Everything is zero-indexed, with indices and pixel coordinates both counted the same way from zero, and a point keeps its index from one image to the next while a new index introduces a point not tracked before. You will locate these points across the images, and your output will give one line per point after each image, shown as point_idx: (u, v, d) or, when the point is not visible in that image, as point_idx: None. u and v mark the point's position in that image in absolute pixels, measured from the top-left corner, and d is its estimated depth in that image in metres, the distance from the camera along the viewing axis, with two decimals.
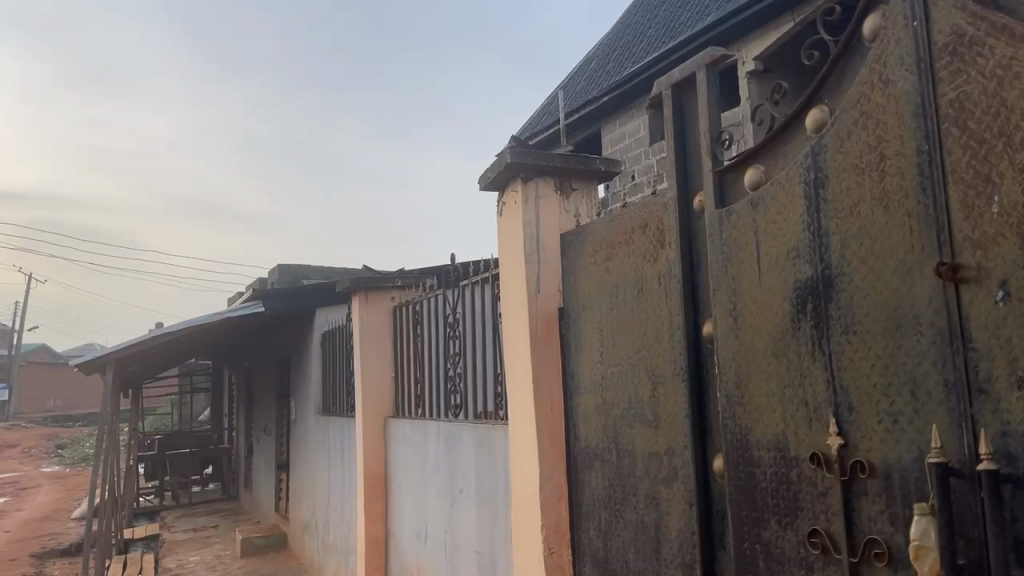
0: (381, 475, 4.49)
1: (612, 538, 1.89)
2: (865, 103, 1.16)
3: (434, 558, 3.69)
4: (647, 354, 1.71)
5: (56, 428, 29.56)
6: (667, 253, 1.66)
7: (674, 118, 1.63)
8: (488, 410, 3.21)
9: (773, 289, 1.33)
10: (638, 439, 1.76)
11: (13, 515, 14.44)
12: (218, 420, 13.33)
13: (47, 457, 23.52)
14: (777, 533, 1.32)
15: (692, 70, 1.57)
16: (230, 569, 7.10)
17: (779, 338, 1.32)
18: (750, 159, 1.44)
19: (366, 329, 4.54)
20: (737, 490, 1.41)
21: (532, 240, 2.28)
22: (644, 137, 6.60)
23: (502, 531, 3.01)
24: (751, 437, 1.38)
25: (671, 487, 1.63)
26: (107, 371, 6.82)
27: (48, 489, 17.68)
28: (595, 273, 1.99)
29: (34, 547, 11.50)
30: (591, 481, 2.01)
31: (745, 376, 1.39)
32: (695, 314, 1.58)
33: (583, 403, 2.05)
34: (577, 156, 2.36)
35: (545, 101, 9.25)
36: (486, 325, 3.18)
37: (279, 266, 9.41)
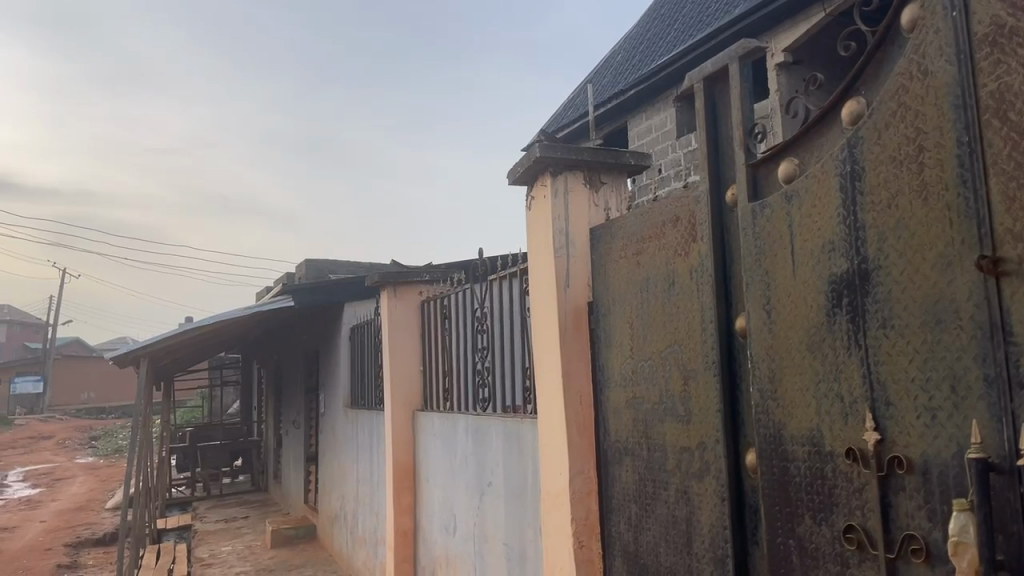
0: (410, 468, 4.54)
1: (642, 532, 1.89)
2: (903, 95, 1.15)
3: (462, 551, 3.71)
4: (678, 349, 1.71)
5: (90, 420, 30.13)
6: (699, 247, 1.65)
7: (705, 111, 1.62)
8: (517, 404, 3.23)
9: (807, 282, 1.32)
10: (669, 433, 1.75)
11: (49, 505, 14.77)
12: (247, 413, 13.50)
13: (82, 448, 24.02)
14: (811, 528, 1.31)
15: (725, 63, 1.55)
16: (261, 559, 7.19)
17: (813, 332, 1.31)
18: (784, 152, 1.42)
19: (395, 325, 4.56)
20: (770, 484, 1.40)
21: (562, 234, 2.28)
22: (671, 130, 6.58)
23: (531, 525, 3.02)
24: (785, 432, 1.37)
25: (703, 483, 1.62)
26: (141, 364, 6.93)
27: (83, 480, 18.02)
28: (625, 267, 1.98)
29: (70, 537, 11.74)
30: (622, 475, 2.00)
31: (779, 371, 1.38)
32: (728, 309, 1.57)
33: (612, 398, 2.05)
34: (607, 149, 2.36)
35: (571, 95, 9.23)
36: (513, 319, 3.18)
37: (306, 261, 9.50)
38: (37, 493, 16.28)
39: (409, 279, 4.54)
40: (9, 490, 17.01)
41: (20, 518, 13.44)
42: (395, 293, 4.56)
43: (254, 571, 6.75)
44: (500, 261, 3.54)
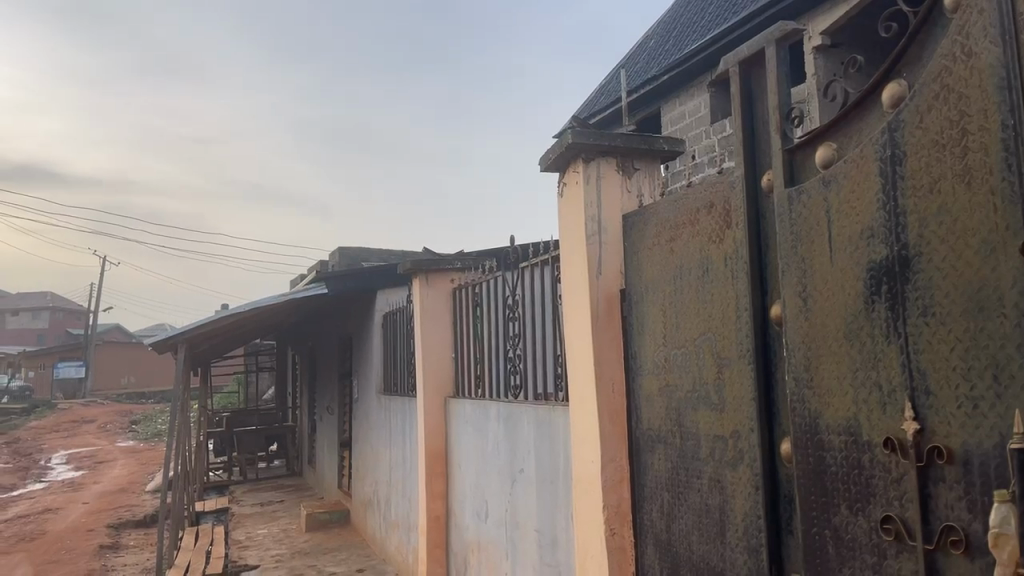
0: (442, 454, 4.57)
1: (675, 521, 1.88)
2: (947, 77, 1.12)
3: (494, 537, 3.74)
4: (713, 337, 1.69)
5: (130, 404, 30.80)
6: (734, 233, 1.63)
7: (742, 95, 1.60)
8: (549, 391, 3.23)
9: (845, 269, 1.29)
10: (702, 422, 1.74)
11: (92, 487, 15.17)
12: (282, 399, 13.70)
13: (123, 432, 24.60)
14: (847, 518, 1.29)
15: (761, 46, 1.53)
16: (296, 542, 7.31)
17: (851, 319, 1.28)
18: (822, 136, 1.39)
19: (426, 312, 4.58)
20: (805, 473, 1.39)
21: (594, 221, 2.27)
22: (705, 116, 6.50)
23: (563, 512, 3.03)
24: (821, 420, 1.35)
25: (736, 471, 1.61)
26: (179, 351, 7.07)
27: (124, 463, 18.48)
28: (659, 254, 1.97)
29: (112, 518, 12.06)
30: (654, 463, 1.99)
31: (816, 359, 1.36)
32: (763, 296, 1.55)
33: (645, 386, 2.04)
34: (640, 135, 2.34)
35: (603, 81, 9.17)
36: (546, 307, 3.18)
37: (339, 248, 9.58)
38: (80, 476, 16.72)
39: (441, 267, 4.54)
40: (54, 473, 17.48)
41: (64, 500, 13.83)
42: (427, 281, 4.57)
43: (289, 553, 6.86)
44: (532, 248, 3.53)
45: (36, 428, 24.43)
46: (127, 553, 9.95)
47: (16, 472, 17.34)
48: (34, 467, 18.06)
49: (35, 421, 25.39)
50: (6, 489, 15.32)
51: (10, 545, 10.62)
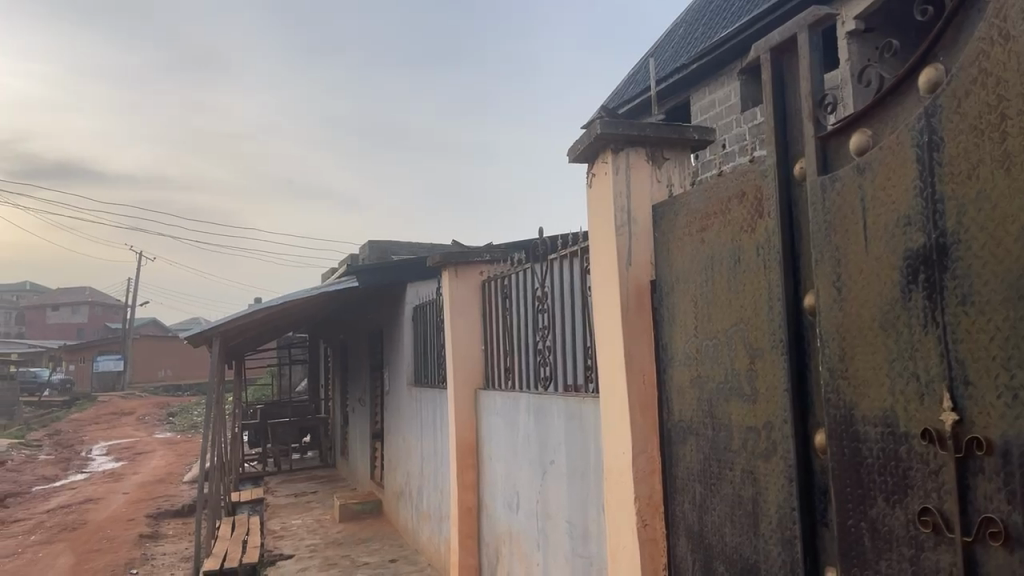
0: (473, 446, 4.60)
1: (707, 512, 1.88)
2: (984, 60, 1.09)
3: (526, 529, 3.74)
4: (744, 327, 1.68)
5: (167, 397, 31.38)
6: (766, 222, 1.61)
7: (773, 84, 1.57)
8: (578, 382, 3.22)
9: (880, 258, 1.27)
10: (734, 413, 1.73)
11: (131, 478, 15.50)
12: (315, 391, 13.86)
13: (160, 424, 25.06)
14: (884, 511, 1.28)
15: (793, 31, 1.50)
16: (330, 532, 7.39)
17: (887, 310, 1.26)
18: (856, 123, 1.37)
19: (455, 305, 4.59)
20: (840, 464, 1.37)
21: (623, 212, 2.26)
22: (735, 104, 6.42)
23: (594, 503, 3.03)
24: (856, 412, 1.33)
25: (770, 461, 1.60)
26: (213, 344, 7.18)
27: (162, 454, 18.84)
28: (689, 245, 1.95)
29: (151, 508, 12.32)
30: (686, 455, 1.98)
31: (850, 348, 1.34)
32: (796, 286, 1.53)
33: (676, 377, 2.03)
34: (670, 125, 2.32)
35: (632, 70, 9.10)
36: (575, 300, 3.17)
37: (369, 242, 9.65)
38: (120, 467, 17.10)
39: (470, 259, 4.54)
40: (95, 464, 17.90)
41: (105, 490, 14.16)
42: (456, 274, 4.58)
43: (323, 543, 6.95)
44: (560, 240, 3.52)
45: (77, 420, 25.02)
46: (166, 543, 10.16)
47: (58, 463, 17.77)
48: (75, 458, 18.51)
49: (75, 414, 26.00)
50: (49, 480, 15.72)
51: (54, 534, 10.89)
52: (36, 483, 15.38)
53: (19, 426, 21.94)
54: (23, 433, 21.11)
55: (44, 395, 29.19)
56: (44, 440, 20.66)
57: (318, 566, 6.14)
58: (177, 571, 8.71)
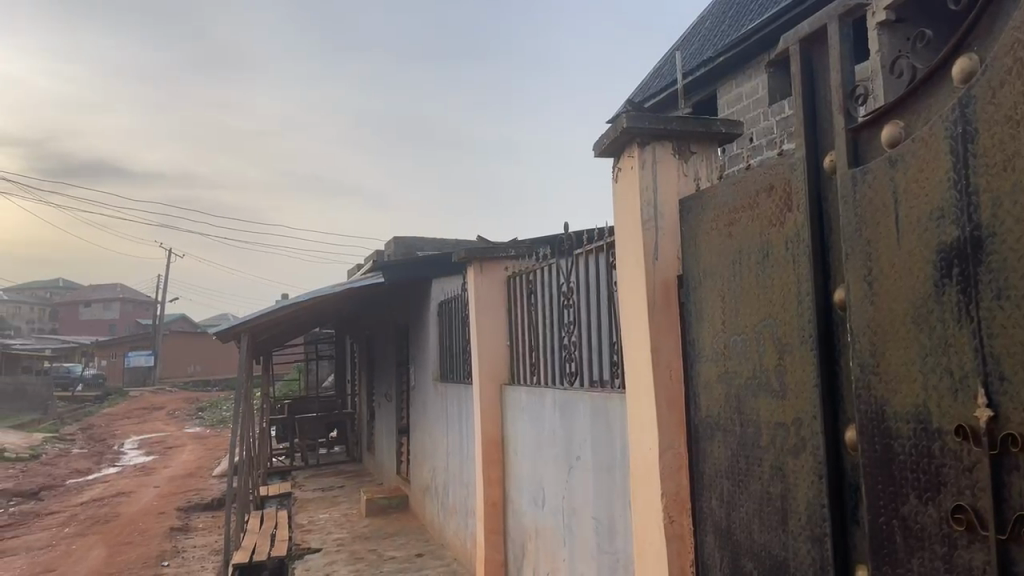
0: (499, 441, 4.61)
1: (735, 509, 1.86)
2: (1020, 50, 1.07)
3: (552, 524, 3.75)
4: (773, 323, 1.66)
5: (197, 392, 31.77)
6: (794, 216, 1.60)
7: (803, 75, 1.55)
8: (605, 378, 3.22)
9: (912, 252, 1.25)
10: (763, 408, 1.71)
11: (162, 471, 15.76)
12: (341, 386, 13.98)
13: (190, 418, 25.44)
14: (916, 508, 1.26)
15: (823, 23, 1.48)
16: (357, 527, 7.45)
17: (919, 304, 1.24)
18: (888, 114, 1.35)
19: (481, 302, 4.59)
20: (871, 462, 1.35)
21: (650, 206, 2.25)
22: (762, 98, 6.36)
23: (620, 499, 3.02)
24: (888, 408, 1.32)
25: (798, 458, 1.58)
26: (242, 340, 7.26)
27: (191, 448, 19.14)
28: (717, 239, 1.93)
29: (181, 502, 12.50)
30: (714, 451, 1.97)
31: (882, 344, 1.32)
32: (826, 281, 1.51)
33: (704, 372, 2.01)
34: (697, 118, 2.31)
35: (657, 64, 9.05)
36: (601, 296, 3.16)
37: (394, 239, 9.69)
38: (151, 460, 17.39)
39: (495, 255, 4.55)
40: (126, 458, 18.21)
41: (136, 483, 14.41)
42: (481, 270, 4.59)
43: (350, 538, 7.01)
44: (586, 235, 3.51)
45: (109, 414, 25.45)
46: (197, 536, 10.31)
47: (91, 456, 18.08)
48: (108, 452, 18.84)
49: (107, 409, 26.49)
50: (82, 473, 16.04)
51: (87, 527, 11.08)
52: (70, 476, 15.67)
53: (53, 421, 22.37)
54: (57, 427, 21.52)
55: (77, 390, 29.70)
56: (77, 434, 21.06)
57: (345, 560, 6.19)
58: (207, 564, 8.83)
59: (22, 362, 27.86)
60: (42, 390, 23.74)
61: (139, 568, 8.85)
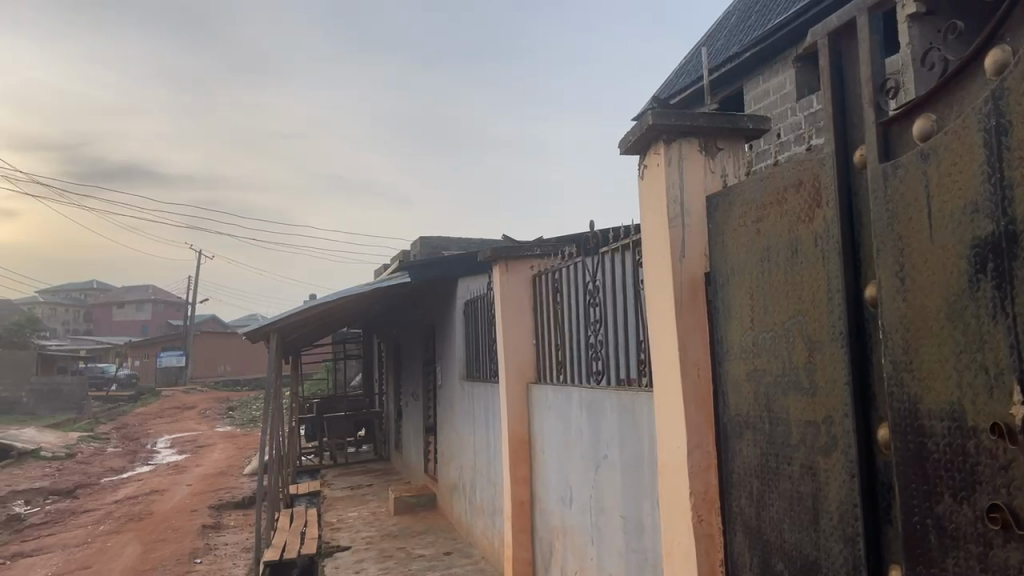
0: (526, 440, 4.62)
1: (765, 508, 1.84)
2: None
3: (580, 522, 3.74)
4: (803, 319, 1.64)
5: (227, 391, 32.17)
6: (824, 212, 1.58)
7: (831, 69, 1.53)
8: (632, 376, 3.21)
9: (946, 247, 1.23)
10: (793, 406, 1.69)
11: (194, 470, 16.00)
12: (369, 385, 14.08)
13: (221, 417, 25.78)
14: (951, 507, 1.24)
15: (853, 15, 1.46)
16: (385, 525, 7.50)
17: (953, 301, 1.22)
18: (920, 107, 1.32)
19: (506, 300, 4.60)
20: (905, 461, 1.33)
21: (677, 203, 2.23)
22: (790, 93, 6.29)
23: (648, 498, 3.00)
24: (921, 406, 1.29)
25: (830, 457, 1.56)
26: (271, 340, 7.34)
27: (222, 447, 19.38)
28: (745, 235, 1.92)
29: (212, 500, 12.68)
30: (743, 450, 1.95)
31: (914, 340, 1.30)
32: (857, 278, 1.49)
33: (732, 370, 1.99)
34: (724, 114, 2.29)
35: (683, 61, 8.99)
36: (627, 293, 3.15)
37: (420, 238, 9.73)
38: (183, 459, 17.65)
39: (521, 254, 4.55)
40: (159, 457, 18.50)
41: (169, 482, 14.63)
42: (507, 268, 4.59)
43: (379, 536, 7.05)
44: (611, 233, 3.49)
45: (142, 414, 25.88)
46: (228, 534, 10.44)
47: (125, 455, 18.37)
48: (142, 450, 19.17)
49: (140, 408, 26.93)
50: (117, 471, 16.31)
51: (121, 524, 11.28)
52: (104, 474, 15.97)
53: (88, 420, 22.80)
54: (92, 426, 21.94)
55: (111, 390, 30.21)
56: (112, 433, 21.45)
57: (374, 558, 6.24)
58: (239, 561, 8.94)
59: (58, 362, 28.45)
60: (77, 390, 24.12)
61: (172, 564, 8.99)
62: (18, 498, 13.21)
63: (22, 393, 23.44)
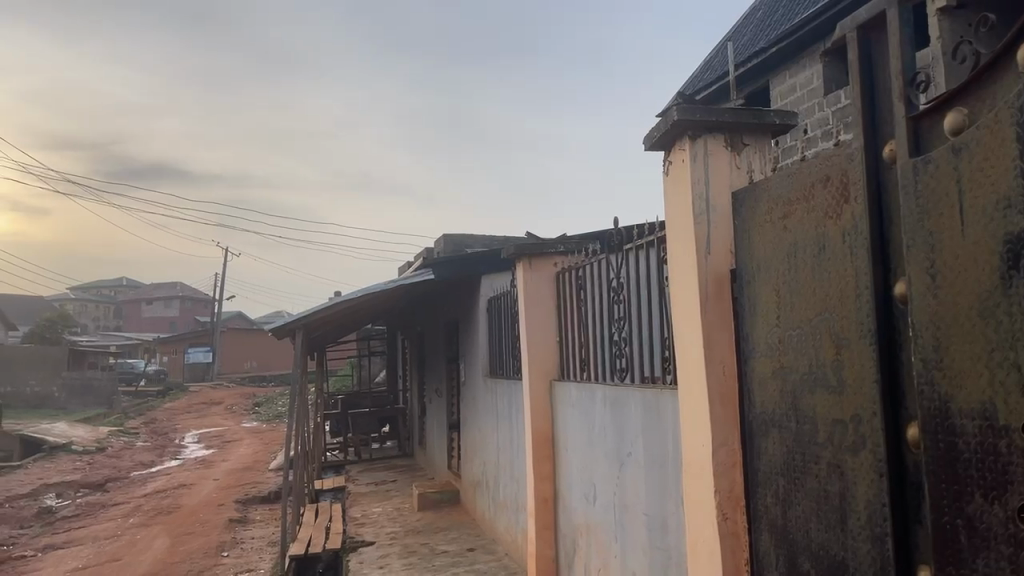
0: (549, 437, 4.62)
1: (791, 507, 1.83)
2: None
3: (603, 519, 3.73)
4: (831, 316, 1.62)
5: (254, 387, 32.52)
6: (852, 208, 1.56)
7: (860, 61, 1.51)
8: (656, 374, 3.19)
9: (977, 241, 1.21)
10: (819, 404, 1.68)
11: (221, 464, 16.20)
12: (393, 382, 14.15)
13: (247, 413, 26.07)
14: (982, 508, 1.22)
15: (883, 8, 1.44)
16: (409, 520, 7.54)
17: (984, 298, 1.20)
18: (951, 101, 1.30)
19: (530, 298, 4.59)
20: (934, 461, 1.31)
21: (702, 200, 2.22)
22: (818, 88, 6.22)
23: (673, 496, 2.99)
24: (951, 405, 1.27)
25: (858, 456, 1.54)
26: (296, 337, 7.41)
27: (249, 442, 19.61)
28: (772, 231, 1.89)
29: (239, 494, 12.83)
30: (769, 449, 1.93)
31: (946, 337, 1.28)
32: (887, 274, 1.47)
33: (759, 368, 1.98)
34: (749, 110, 2.26)
35: (708, 57, 8.92)
36: (651, 290, 3.13)
37: (444, 235, 9.76)
38: (210, 454, 17.90)
39: (544, 251, 4.54)
40: (187, 451, 18.75)
41: (197, 476, 14.84)
42: (530, 265, 4.58)
43: (403, 531, 7.09)
44: (636, 229, 3.47)
45: (171, 409, 26.25)
46: (255, 528, 10.56)
47: (154, 450, 18.66)
48: (170, 445, 19.46)
49: (168, 404, 27.31)
50: (146, 465, 16.57)
51: (150, 517, 11.45)
52: (134, 468, 16.22)
53: (118, 416, 23.15)
54: (121, 421, 22.29)
55: (140, 386, 30.68)
56: (141, 428, 21.79)
57: (398, 553, 6.28)
58: (265, 555, 9.04)
59: (88, 358, 28.95)
60: (107, 385, 24.52)
61: (200, 557, 9.11)
62: (49, 490, 13.48)
63: (54, 388, 23.93)
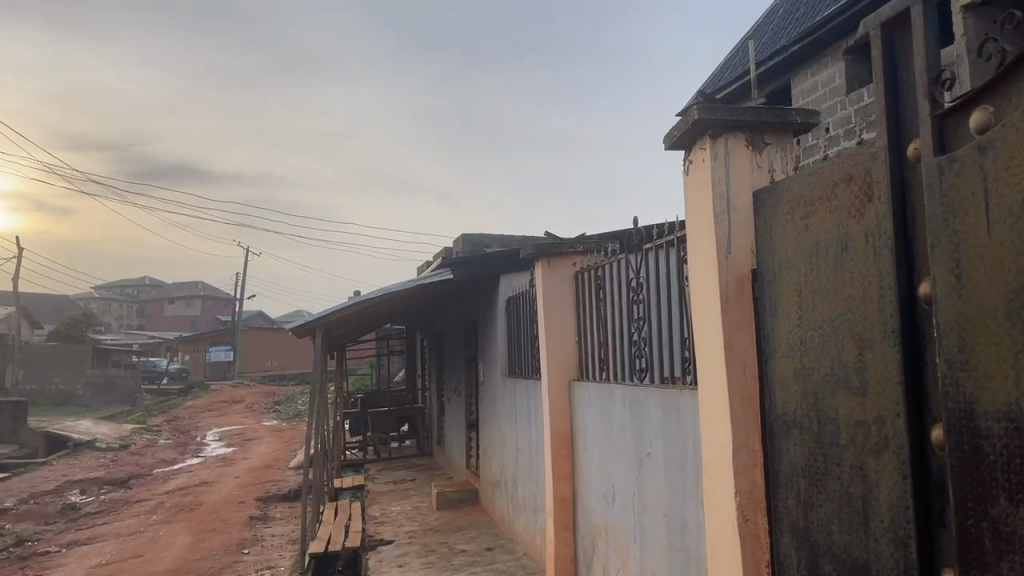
0: (568, 437, 4.61)
1: (813, 508, 1.81)
2: None
3: (622, 520, 3.72)
4: (853, 316, 1.60)
5: (274, 386, 32.75)
6: (875, 207, 1.54)
7: (884, 58, 1.49)
8: (676, 374, 3.17)
9: (1003, 241, 1.20)
10: (842, 405, 1.66)
11: (242, 463, 16.34)
12: (413, 381, 14.20)
13: (268, 412, 26.27)
14: (1008, 510, 1.20)
15: (907, 5, 1.42)
16: (428, 519, 7.56)
17: (1011, 298, 1.18)
18: (977, 98, 1.28)
19: (549, 298, 4.59)
20: (959, 462, 1.29)
21: (723, 199, 2.21)
22: (839, 86, 6.16)
23: (693, 497, 2.97)
24: (976, 405, 1.26)
25: (881, 458, 1.53)
26: (316, 336, 7.47)
27: (269, 440, 19.76)
28: (794, 231, 1.88)
29: (259, 492, 12.94)
30: (790, 450, 1.92)
31: (971, 339, 1.26)
32: (911, 274, 1.45)
33: (779, 368, 1.96)
34: (770, 108, 2.25)
35: (728, 55, 8.87)
36: (671, 289, 3.11)
37: (463, 235, 9.77)
38: (231, 452, 18.06)
39: (563, 250, 4.54)
40: (208, 449, 18.94)
41: (218, 474, 14.98)
42: (550, 265, 4.58)
43: (421, 530, 7.12)
44: (655, 228, 3.46)
45: (193, 407, 26.50)
46: (275, 526, 10.64)
47: (176, 447, 18.86)
48: (192, 443, 19.65)
49: (190, 402, 27.59)
50: (168, 463, 16.74)
51: (173, 514, 11.57)
52: (157, 465, 16.41)
53: (142, 414, 23.44)
54: (145, 419, 22.55)
55: (163, 384, 31.01)
56: (164, 426, 22.02)
57: (417, 552, 6.30)
58: (285, 553, 9.11)
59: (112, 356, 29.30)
60: (131, 383, 24.82)
61: (221, 555, 9.19)
62: (74, 487, 13.66)
63: (78, 386, 24.25)
